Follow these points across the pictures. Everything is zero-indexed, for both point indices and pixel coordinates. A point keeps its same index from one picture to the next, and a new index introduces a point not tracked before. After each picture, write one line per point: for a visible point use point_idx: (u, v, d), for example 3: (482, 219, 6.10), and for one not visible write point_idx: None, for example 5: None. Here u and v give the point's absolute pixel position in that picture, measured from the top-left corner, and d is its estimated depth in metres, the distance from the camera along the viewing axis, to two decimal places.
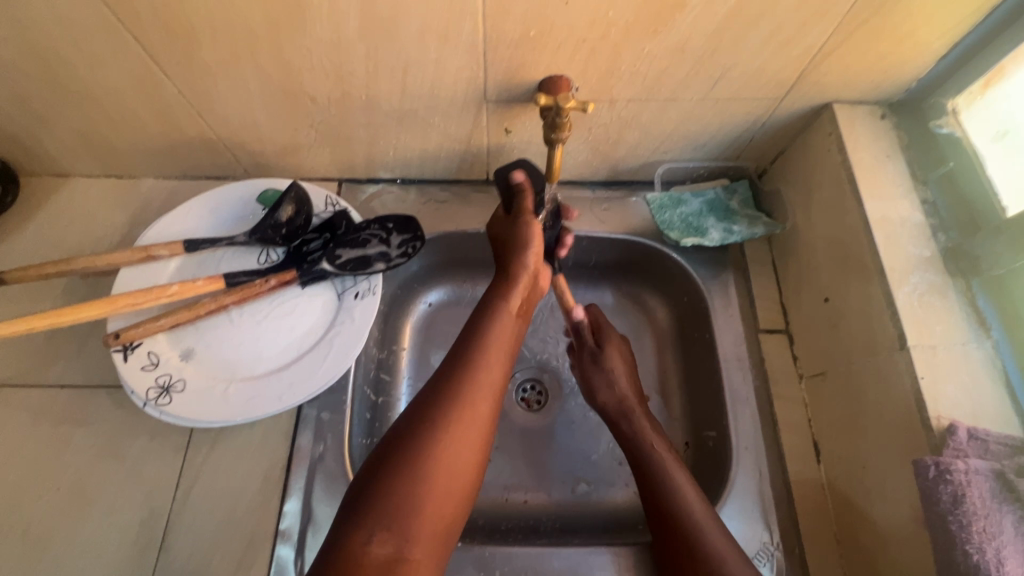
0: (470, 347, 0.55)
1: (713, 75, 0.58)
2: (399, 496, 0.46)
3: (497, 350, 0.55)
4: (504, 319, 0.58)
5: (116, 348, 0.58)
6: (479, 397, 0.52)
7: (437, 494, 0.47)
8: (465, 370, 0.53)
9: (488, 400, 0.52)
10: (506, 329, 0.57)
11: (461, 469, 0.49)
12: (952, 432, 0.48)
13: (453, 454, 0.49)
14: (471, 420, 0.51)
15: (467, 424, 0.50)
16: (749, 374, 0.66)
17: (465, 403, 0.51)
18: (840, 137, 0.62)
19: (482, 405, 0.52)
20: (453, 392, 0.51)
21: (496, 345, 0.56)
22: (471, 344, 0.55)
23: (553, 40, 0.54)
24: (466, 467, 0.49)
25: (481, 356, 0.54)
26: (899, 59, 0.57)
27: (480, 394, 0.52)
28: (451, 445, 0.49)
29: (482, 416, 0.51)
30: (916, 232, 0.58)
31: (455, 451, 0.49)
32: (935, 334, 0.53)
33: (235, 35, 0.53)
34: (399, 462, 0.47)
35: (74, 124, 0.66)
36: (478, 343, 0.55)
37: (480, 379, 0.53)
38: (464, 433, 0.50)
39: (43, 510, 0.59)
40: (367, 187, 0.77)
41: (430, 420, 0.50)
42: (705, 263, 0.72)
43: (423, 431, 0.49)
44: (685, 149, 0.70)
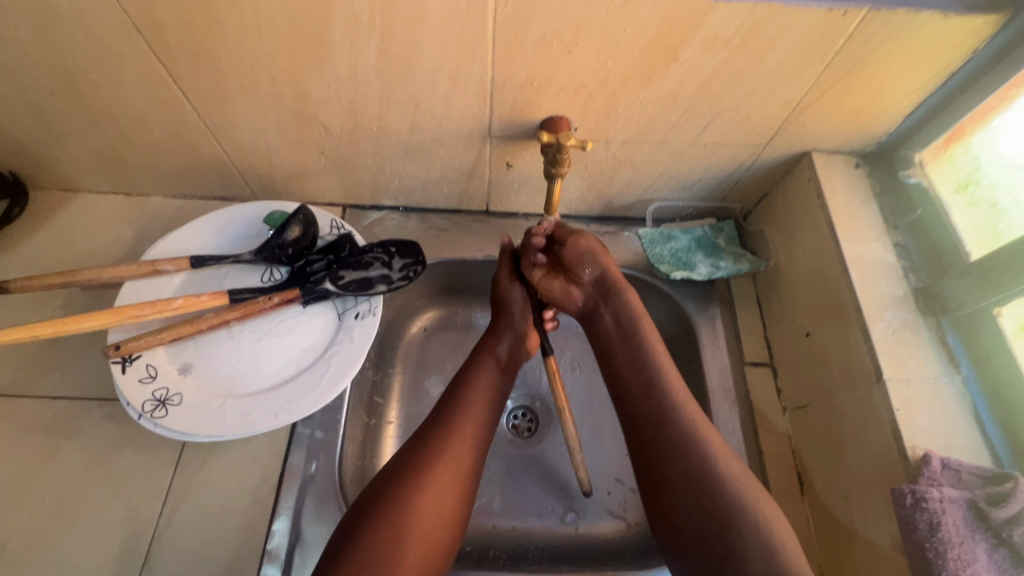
0: (455, 395, 0.60)
1: (702, 121, 0.63)
2: (386, 534, 0.48)
3: (481, 397, 0.60)
4: (489, 368, 0.63)
5: (114, 359, 0.58)
6: (463, 440, 0.55)
7: (421, 534, 0.49)
8: (451, 415, 0.57)
9: (472, 443, 0.56)
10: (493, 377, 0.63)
11: (443, 512, 0.51)
12: (927, 460, 0.50)
13: (437, 494, 0.52)
14: (454, 463, 0.54)
15: (450, 467, 0.54)
16: (735, 406, 0.68)
17: (450, 445, 0.54)
18: (818, 183, 0.66)
19: (465, 449, 0.55)
20: (439, 436, 0.55)
21: (481, 391, 0.60)
22: (458, 392, 0.60)
23: (556, 84, 0.58)
24: (449, 508, 0.52)
25: (466, 400, 0.59)
26: (870, 114, 0.62)
27: (464, 437, 0.56)
28: (435, 487, 0.52)
29: (466, 459, 0.55)
30: (889, 272, 0.62)
31: (439, 492, 0.52)
32: (909, 368, 0.56)
33: (259, 67, 0.57)
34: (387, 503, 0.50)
35: (92, 142, 0.68)
36: (463, 392, 0.60)
37: (464, 423, 0.57)
38: (447, 476, 0.53)
39: (25, 523, 0.58)
40: (371, 214, 0.80)
41: (420, 457, 0.53)
42: (693, 297, 0.75)
43: (410, 472, 0.52)
44: (675, 189, 0.75)
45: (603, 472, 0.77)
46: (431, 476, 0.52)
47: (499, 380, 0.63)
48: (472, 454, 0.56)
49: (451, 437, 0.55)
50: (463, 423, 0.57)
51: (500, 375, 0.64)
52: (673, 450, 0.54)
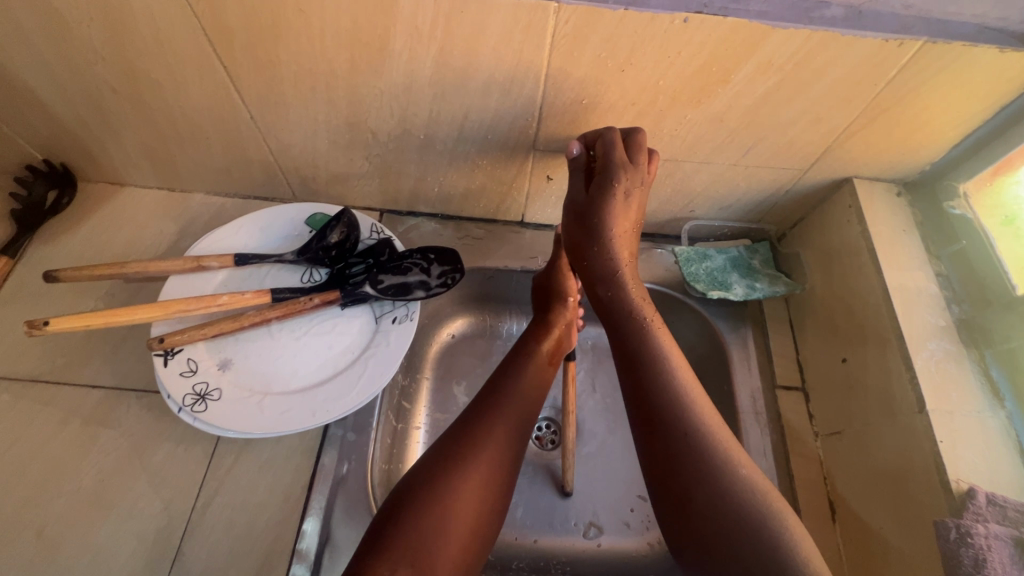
0: (498, 388, 0.59)
1: (746, 144, 0.63)
2: (425, 525, 0.48)
3: (525, 393, 0.59)
4: (534, 363, 0.62)
5: (158, 352, 0.59)
6: (505, 435, 0.55)
7: (460, 526, 0.49)
8: (494, 409, 0.56)
9: (513, 437, 0.55)
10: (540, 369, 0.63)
11: (481, 506, 0.51)
12: (972, 495, 0.50)
13: (477, 490, 0.51)
14: (497, 459, 0.53)
15: (491, 462, 0.53)
16: (766, 428, 0.68)
17: (490, 438, 0.54)
18: (859, 210, 0.66)
19: (508, 443, 0.55)
20: (483, 430, 0.54)
21: (525, 388, 0.59)
22: (502, 386, 0.59)
23: (605, 101, 0.59)
24: (487, 503, 0.51)
25: (511, 395, 0.58)
26: (915, 144, 0.62)
27: (507, 431, 0.55)
28: (475, 481, 0.51)
29: (506, 455, 0.54)
30: (931, 302, 0.62)
31: (479, 486, 0.51)
32: (952, 400, 0.55)
33: (317, 74, 0.58)
34: (426, 494, 0.49)
35: (145, 138, 0.70)
36: (507, 386, 0.59)
37: (507, 417, 0.56)
38: (488, 469, 0.52)
39: (61, 509, 0.59)
40: (408, 219, 0.81)
41: (465, 447, 0.53)
42: (725, 317, 0.75)
43: (449, 466, 0.51)
44: (712, 209, 0.75)
45: (627, 488, 0.77)
46: (472, 469, 0.51)
47: (543, 377, 0.63)
48: (512, 447, 0.55)
49: (494, 431, 0.54)
50: (505, 416, 0.56)
51: (544, 371, 0.63)
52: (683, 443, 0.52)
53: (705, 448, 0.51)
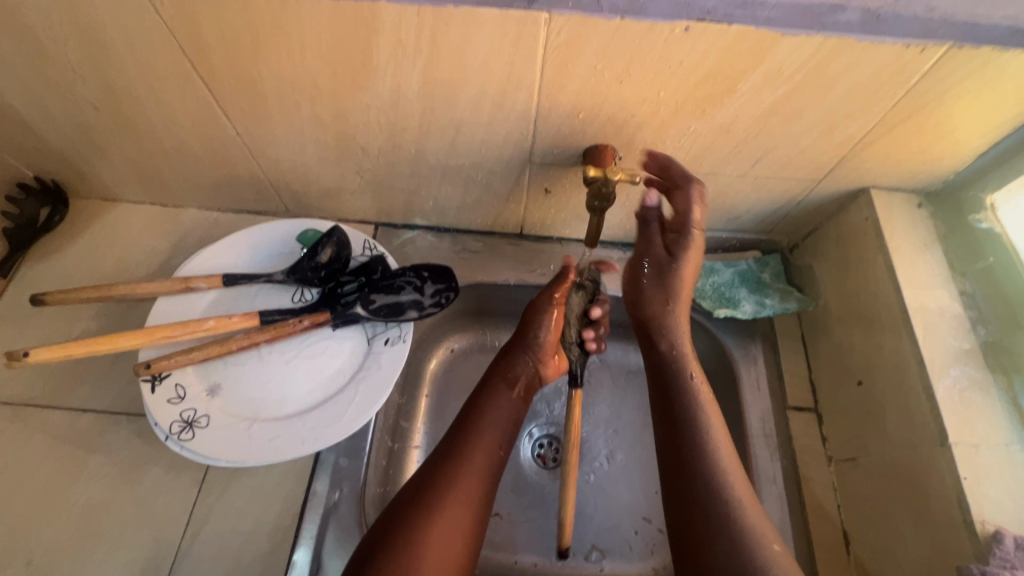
0: (465, 426, 0.58)
1: (755, 155, 0.60)
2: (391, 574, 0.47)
3: (491, 429, 0.58)
4: (500, 397, 0.62)
5: (145, 377, 0.58)
6: (471, 475, 0.54)
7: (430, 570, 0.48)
8: (456, 447, 0.56)
9: (480, 476, 0.55)
10: (505, 408, 0.61)
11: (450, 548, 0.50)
12: (999, 539, 0.47)
13: (445, 533, 0.50)
14: (463, 498, 0.53)
15: (461, 502, 0.52)
16: (777, 452, 0.64)
17: (457, 479, 0.53)
18: (877, 223, 0.62)
19: (477, 480, 0.54)
20: (447, 470, 0.54)
21: (492, 424, 0.59)
22: (466, 424, 0.58)
23: (603, 113, 0.56)
24: (458, 545, 0.51)
25: (478, 433, 0.58)
26: (938, 153, 0.58)
27: (475, 468, 0.55)
28: (444, 522, 0.51)
29: (474, 494, 0.54)
30: (954, 323, 0.58)
31: (448, 528, 0.51)
32: (977, 432, 0.52)
33: (300, 89, 0.56)
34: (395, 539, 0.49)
35: (132, 155, 0.68)
36: (473, 421, 0.59)
37: (472, 455, 0.56)
38: (454, 512, 0.52)
39: (50, 538, 0.58)
40: (403, 233, 0.78)
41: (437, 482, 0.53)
42: (733, 333, 0.72)
43: (415, 507, 0.51)
44: (719, 220, 0.71)
45: (630, 510, 0.74)
46: (438, 510, 0.51)
47: (512, 410, 0.62)
48: (480, 495, 0.54)
49: (460, 469, 0.54)
50: (471, 454, 0.56)
51: (513, 404, 0.62)
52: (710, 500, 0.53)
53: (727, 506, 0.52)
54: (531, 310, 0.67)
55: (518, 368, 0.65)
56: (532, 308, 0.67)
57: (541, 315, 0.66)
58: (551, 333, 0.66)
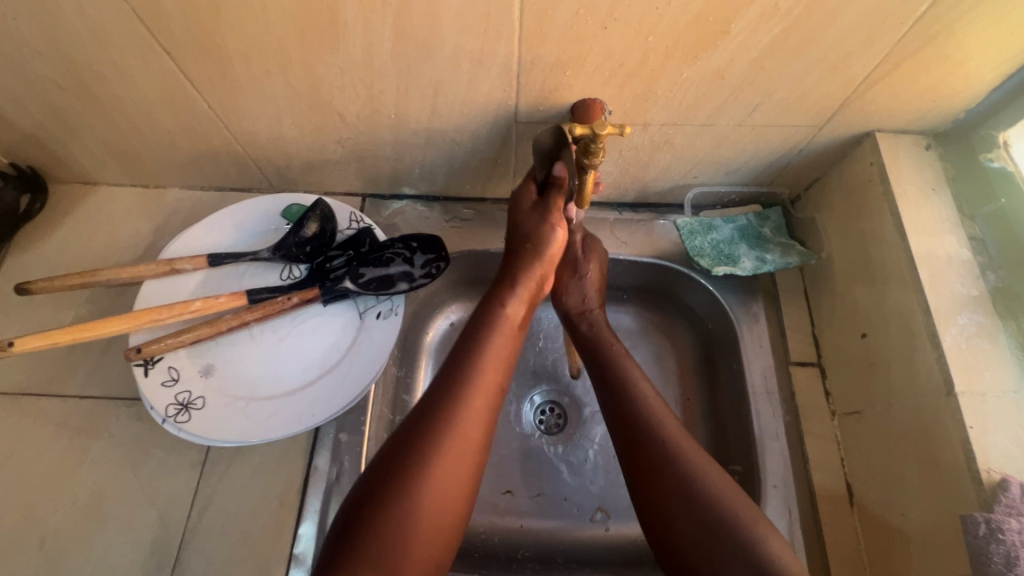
0: (461, 369, 0.55)
1: (752, 101, 0.56)
2: (389, 528, 0.46)
3: (488, 378, 0.55)
4: (501, 332, 0.59)
5: (137, 362, 0.57)
6: (472, 420, 0.52)
7: (426, 528, 0.48)
8: (456, 395, 0.53)
9: (480, 421, 0.53)
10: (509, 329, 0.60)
11: (457, 469, 0.50)
12: (1005, 487, 0.46)
13: (445, 472, 0.50)
14: (463, 447, 0.51)
15: (462, 450, 0.51)
16: (779, 409, 0.64)
17: (456, 431, 0.51)
18: (882, 168, 0.59)
19: (478, 428, 0.53)
20: (444, 419, 0.51)
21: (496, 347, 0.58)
22: (464, 367, 0.55)
23: (589, 63, 0.52)
24: (456, 496, 0.50)
25: (475, 373, 0.55)
26: (948, 90, 0.55)
27: (476, 411, 0.53)
28: (451, 448, 0.51)
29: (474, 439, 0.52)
30: (963, 270, 0.55)
31: (445, 477, 0.50)
32: (985, 380, 0.51)
33: (269, 55, 0.53)
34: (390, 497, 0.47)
35: (105, 135, 0.66)
36: (472, 360, 0.56)
37: (473, 400, 0.53)
38: (465, 429, 0.52)
39: (60, 521, 0.59)
40: (391, 203, 0.76)
41: (447, 402, 0.53)
42: (734, 291, 0.70)
43: (424, 435, 0.50)
44: (717, 173, 0.68)
45: None
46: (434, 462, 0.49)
47: (512, 345, 0.60)
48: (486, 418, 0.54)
49: (459, 416, 0.52)
50: (471, 399, 0.53)
51: (513, 338, 0.60)
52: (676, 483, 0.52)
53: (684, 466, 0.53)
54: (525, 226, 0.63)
55: (520, 293, 0.62)
56: (528, 224, 0.62)
57: (546, 232, 0.61)
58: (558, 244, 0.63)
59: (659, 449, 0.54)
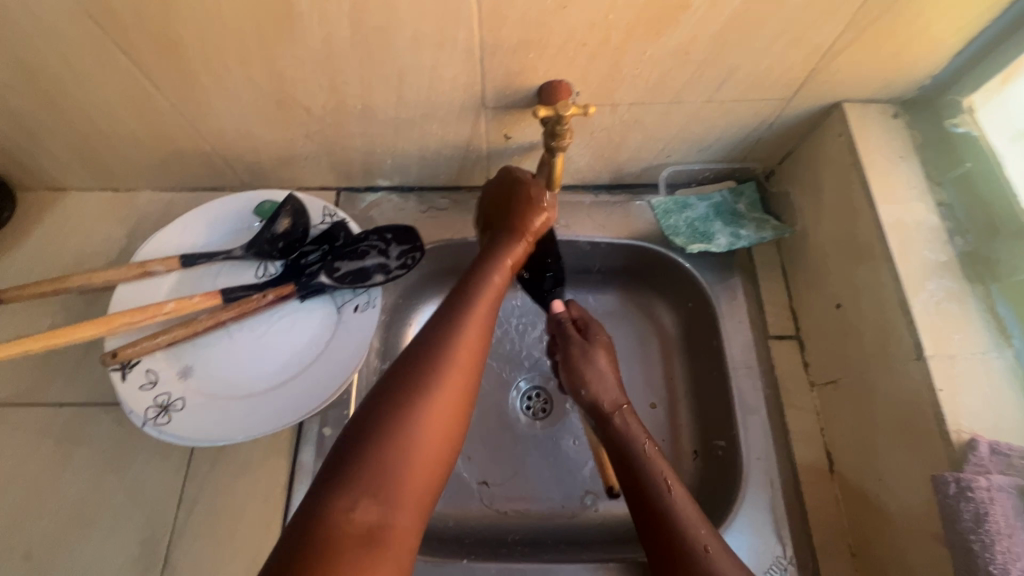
0: (450, 318, 0.52)
1: (719, 76, 0.56)
2: (374, 459, 0.42)
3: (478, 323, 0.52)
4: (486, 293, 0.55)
5: (114, 366, 0.57)
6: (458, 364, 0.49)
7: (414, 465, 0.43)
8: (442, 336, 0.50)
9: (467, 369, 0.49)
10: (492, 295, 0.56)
11: (451, 416, 0.46)
12: (973, 446, 0.47)
13: (434, 412, 0.46)
14: (447, 386, 0.47)
15: (450, 390, 0.47)
16: (759, 382, 0.64)
17: (441, 377, 0.47)
18: (851, 139, 0.60)
19: (463, 371, 0.48)
20: (430, 360, 0.48)
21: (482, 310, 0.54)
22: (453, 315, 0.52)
23: (552, 44, 0.52)
24: (442, 436, 0.46)
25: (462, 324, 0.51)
26: (913, 57, 0.55)
27: (463, 354, 0.49)
28: (441, 388, 0.47)
29: (461, 383, 0.48)
30: (931, 236, 0.56)
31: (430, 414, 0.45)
32: (954, 343, 0.51)
33: (227, 49, 0.52)
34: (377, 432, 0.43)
35: (67, 139, 0.65)
36: (455, 311, 0.52)
37: (461, 345, 0.50)
38: (459, 374, 0.48)
39: (45, 529, 0.59)
40: (366, 196, 0.75)
41: (435, 345, 0.49)
42: (711, 268, 0.71)
43: (414, 373, 0.47)
44: (690, 152, 0.68)
45: None
46: (423, 400, 0.46)
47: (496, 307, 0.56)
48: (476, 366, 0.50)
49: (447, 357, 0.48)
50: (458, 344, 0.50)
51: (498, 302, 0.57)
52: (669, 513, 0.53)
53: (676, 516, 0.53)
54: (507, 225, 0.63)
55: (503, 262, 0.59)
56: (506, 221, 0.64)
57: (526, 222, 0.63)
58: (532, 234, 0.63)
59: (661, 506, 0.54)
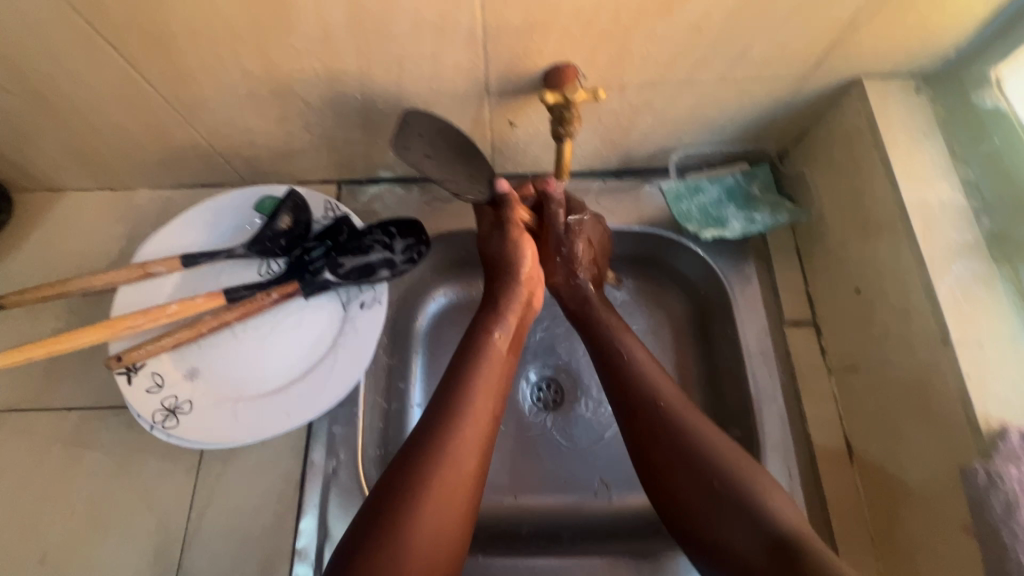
0: (450, 406, 0.54)
1: (733, 53, 0.54)
2: (383, 558, 0.45)
3: (484, 396, 0.55)
4: (490, 357, 0.58)
5: (120, 370, 0.56)
6: (466, 456, 0.51)
7: (421, 561, 0.47)
8: (452, 417, 0.53)
9: (474, 452, 0.52)
10: (498, 365, 0.58)
11: (457, 505, 0.50)
12: (1004, 435, 0.45)
13: (441, 503, 0.49)
14: (455, 491, 0.50)
15: (456, 475, 0.51)
16: (776, 370, 0.63)
17: (448, 462, 0.50)
18: (871, 116, 0.57)
19: (471, 448, 0.52)
20: (440, 443, 0.51)
21: (487, 380, 0.56)
22: (458, 386, 0.55)
23: (558, 25, 0.50)
24: (448, 534, 0.49)
25: (469, 401, 0.54)
26: (938, 28, 0.52)
27: (468, 453, 0.52)
28: (448, 471, 0.50)
29: (468, 469, 0.51)
30: (956, 216, 0.54)
31: (437, 525, 0.48)
32: (982, 328, 0.49)
33: (219, 40, 0.50)
34: (386, 539, 0.46)
35: (61, 138, 0.63)
36: (463, 392, 0.55)
37: (465, 430, 0.53)
38: (467, 453, 0.52)
39: (59, 534, 0.58)
40: (368, 188, 0.74)
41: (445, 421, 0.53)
42: (724, 254, 0.69)
43: (422, 461, 0.50)
44: (702, 134, 0.66)
45: None
46: (432, 491, 0.49)
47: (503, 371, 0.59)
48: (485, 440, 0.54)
49: (450, 455, 0.51)
50: (463, 431, 0.52)
51: (504, 365, 0.59)
52: (693, 476, 0.52)
53: (717, 473, 0.52)
54: (499, 256, 0.63)
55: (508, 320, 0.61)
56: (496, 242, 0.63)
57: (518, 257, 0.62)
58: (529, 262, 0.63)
59: (692, 473, 0.52)
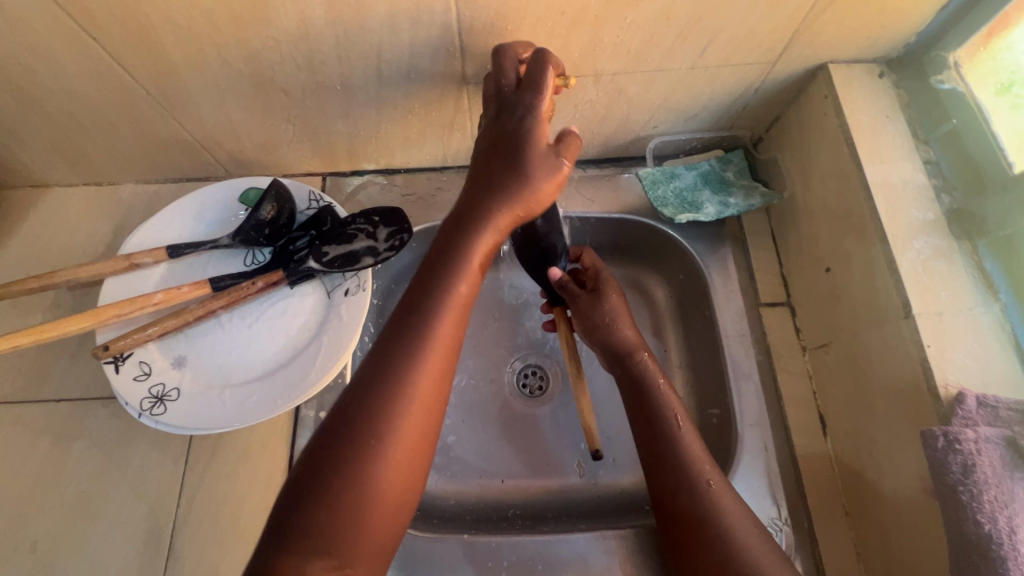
0: (409, 339, 0.46)
1: (702, 42, 0.55)
2: (330, 513, 0.41)
3: (448, 325, 0.48)
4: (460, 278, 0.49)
5: (107, 359, 0.57)
6: (425, 393, 0.45)
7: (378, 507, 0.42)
8: (408, 352, 0.46)
9: (436, 389, 0.46)
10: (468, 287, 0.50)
11: (416, 444, 0.44)
12: (961, 400, 0.47)
13: (397, 447, 0.43)
14: (414, 429, 0.44)
15: (416, 415, 0.44)
16: (752, 349, 0.65)
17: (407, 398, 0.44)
18: (836, 100, 0.59)
19: (434, 383, 0.46)
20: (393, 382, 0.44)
21: (452, 309, 0.48)
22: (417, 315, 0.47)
23: (530, 14, 0.51)
24: (407, 473, 0.44)
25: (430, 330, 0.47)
26: (898, 13, 0.54)
27: (427, 390, 0.45)
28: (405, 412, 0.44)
29: (430, 403, 0.45)
30: (918, 194, 0.56)
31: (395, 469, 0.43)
32: (942, 300, 0.51)
33: (198, 33, 0.51)
34: (335, 493, 0.41)
35: (46, 134, 0.64)
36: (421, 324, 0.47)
37: (424, 368, 0.45)
38: (429, 388, 0.45)
39: (49, 523, 0.59)
40: (352, 180, 0.75)
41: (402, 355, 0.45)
42: (701, 238, 0.71)
43: (374, 403, 0.44)
44: (677, 121, 0.68)
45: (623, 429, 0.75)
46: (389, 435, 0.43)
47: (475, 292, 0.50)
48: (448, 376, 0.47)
49: (405, 394, 0.44)
50: (421, 369, 0.45)
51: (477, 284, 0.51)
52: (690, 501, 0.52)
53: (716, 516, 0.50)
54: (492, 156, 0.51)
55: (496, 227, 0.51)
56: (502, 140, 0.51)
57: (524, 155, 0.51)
58: (545, 179, 0.51)
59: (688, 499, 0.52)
